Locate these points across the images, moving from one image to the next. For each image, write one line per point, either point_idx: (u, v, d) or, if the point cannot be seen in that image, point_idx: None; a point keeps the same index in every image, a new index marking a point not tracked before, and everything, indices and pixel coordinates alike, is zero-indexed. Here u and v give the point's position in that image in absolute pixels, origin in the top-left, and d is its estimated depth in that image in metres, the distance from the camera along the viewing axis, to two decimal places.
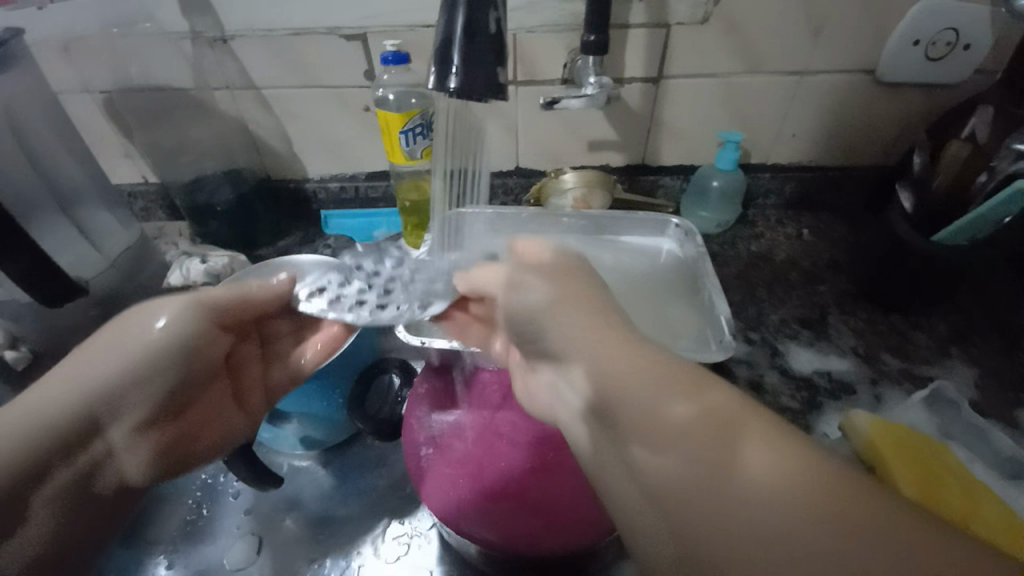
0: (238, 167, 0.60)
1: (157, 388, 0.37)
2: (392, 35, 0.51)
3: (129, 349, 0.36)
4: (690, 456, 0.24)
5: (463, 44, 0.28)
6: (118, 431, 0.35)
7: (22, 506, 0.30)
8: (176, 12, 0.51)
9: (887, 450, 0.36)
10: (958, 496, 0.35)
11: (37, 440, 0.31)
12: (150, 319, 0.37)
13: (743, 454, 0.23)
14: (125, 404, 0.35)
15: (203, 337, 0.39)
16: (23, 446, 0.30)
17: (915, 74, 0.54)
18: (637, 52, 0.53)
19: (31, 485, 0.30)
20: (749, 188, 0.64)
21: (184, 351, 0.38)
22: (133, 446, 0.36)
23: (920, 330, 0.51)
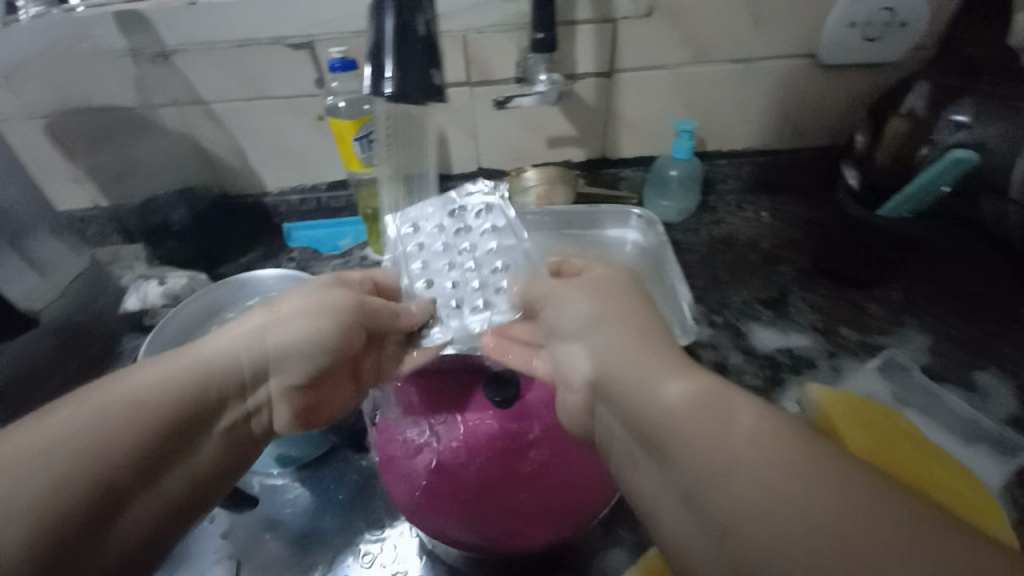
0: (190, 186, 0.58)
1: (299, 364, 0.38)
2: (340, 42, 0.50)
3: (283, 319, 0.38)
4: (701, 422, 0.24)
5: (395, 49, 0.28)
6: (266, 391, 0.37)
7: (175, 454, 0.31)
8: (113, 29, 0.49)
9: (841, 421, 0.37)
10: (914, 461, 0.35)
11: (207, 391, 0.33)
12: (287, 318, 0.38)
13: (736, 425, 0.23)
14: (280, 364, 0.37)
15: (342, 333, 0.39)
16: (199, 387, 0.33)
17: (854, 56, 0.56)
18: (587, 47, 0.54)
19: (182, 434, 0.31)
20: (708, 175, 0.65)
21: (325, 345, 0.39)
22: (277, 409, 0.38)
23: (874, 301, 0.53)
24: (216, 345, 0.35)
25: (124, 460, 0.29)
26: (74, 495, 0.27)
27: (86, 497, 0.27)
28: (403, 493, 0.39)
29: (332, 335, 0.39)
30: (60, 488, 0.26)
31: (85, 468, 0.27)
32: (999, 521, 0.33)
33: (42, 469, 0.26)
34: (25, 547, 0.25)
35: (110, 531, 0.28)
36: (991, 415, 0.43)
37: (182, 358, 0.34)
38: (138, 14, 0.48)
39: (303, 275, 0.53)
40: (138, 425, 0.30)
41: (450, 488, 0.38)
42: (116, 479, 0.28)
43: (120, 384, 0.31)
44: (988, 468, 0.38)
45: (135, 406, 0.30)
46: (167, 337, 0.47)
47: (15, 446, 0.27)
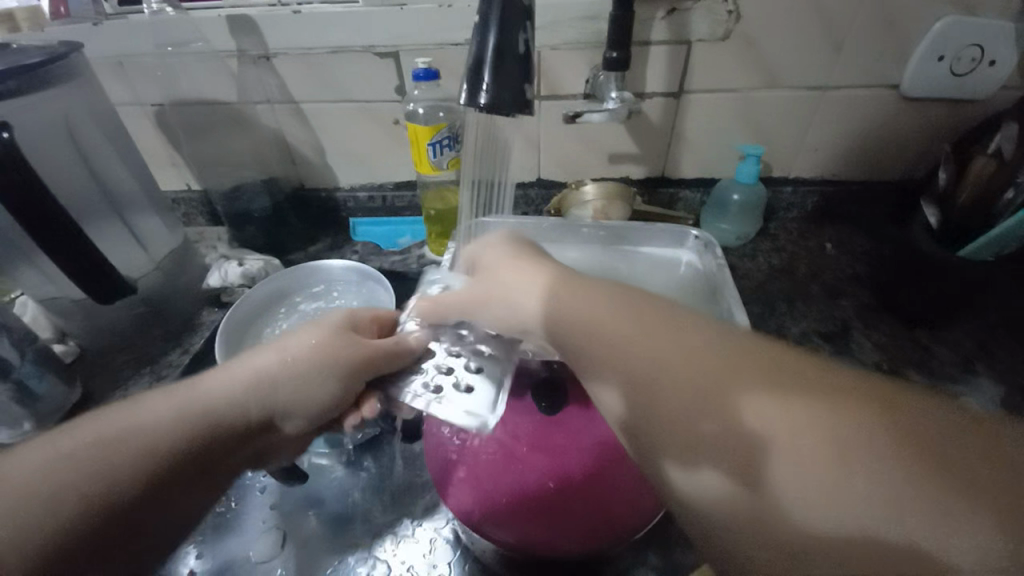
0: (275, 177, 0.64)
1: (309, 403, 0.37)
2: (423, 52, 0.54)
3: (299, 352, 0.38)
4: (723, 467, 0.24)
5: (493, 64, 0.30)
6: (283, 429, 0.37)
7: (191, 482, 0.33)
8: (225, 32, 0.55)
9: None
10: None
11: (222, 424, 0.34)
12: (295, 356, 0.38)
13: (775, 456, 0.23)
14: (288, 411, 0.37)
15: (347, 376, 0.38)
16: (207, 424, 0.34)
17: (940, 89, 0.54)
18: (659, 67, 0.55)
19: (201, 466, 0.34)
20: (770, 202, 0.64)
21: (335, 384, 0.38)
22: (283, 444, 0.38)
23: (946, 346, 0.50)
24: (249, 375, 0.36)
25: (135, 484, 0.31)
26: (109, 500, 0.30)
27: (117, 507, 0.30)
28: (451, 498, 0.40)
29: (332, 378, 0.38)
30: (101, 496, 0.30)
31: (116, 483, 0.30)
32: None
33: (82, 476, 0.30)
34: (71, 539, 0.29)
35: (145, 531, 0.31)
36: None
37: (216, 387, 0.35)
38: (248, 19, 0.54)
39: (369, 271, 0.55)
40: (168, 450, 0.32)
41: (495, 493, 0.39)
42: (141, 494, 0.31)
43: (165, 406, 0.33)
44: None
45: (168, 431, 0.32)
46: (242, 314, 0.51)
47: (72, 452, 0.30)
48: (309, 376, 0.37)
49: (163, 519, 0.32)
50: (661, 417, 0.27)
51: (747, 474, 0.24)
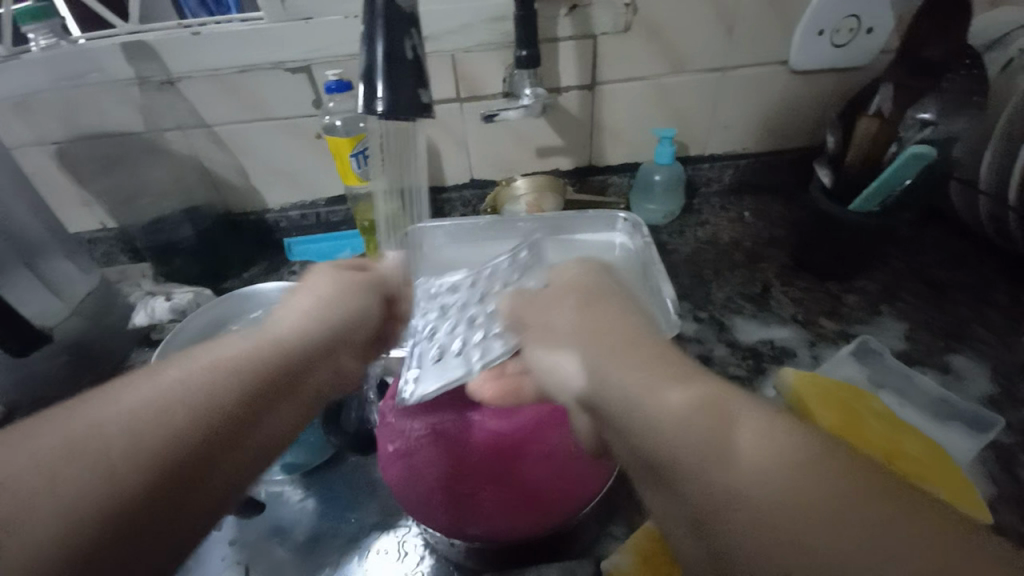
0: (195, 205, 0.61)
1: (355, 341, 0.36)
2: (336, 65, 0.53)
3: (330, 296, 0.36)
4: (684, 443, 0.25)
5: (385, 72, 0.31)
6: (341, 370, 0.34)
7: (253, 432, 0.27)
8: (122, 60, 0.52)
9: (813, 400, 0.39)
10: (879, 434, 0.37)
11: (279, 348, 0.31)
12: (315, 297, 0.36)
13: (732, 439, 0.23)
14: (342, 342, 0.35)
15: (370, 308, 0.38)
16: (245, 381, 0.27)
17: (823, 62, 0.59)
18: (570, 62, 0.57)
19: (268, 400, 0.28)
20: (691, 179, 0.68)
21: (363, 319, 0.37)
22: (345, 381, 0.34)
23: (852, 293, 0.55)
24: (294, 320, 0.33)
25: (146, 482, 0.22)
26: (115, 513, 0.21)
27: (169, 475, 0.23)
28: (398, 483, 0.41)
29: (363, 309, 0.37)
30: (151, 459, 0.23)
31: (168, 445, 0.23)
32: (962, 489, 0.35)
33: (67, 480, 0.21)
34: (106, 533, 0.21)
35: (200, 501, 0.24)
36: (966, 395, 0.45)
37: (271, 329, 0.32)
38: (146, 45, 0.52)
39: None
40: (229, 394, 0.26)
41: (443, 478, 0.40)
42: (158, 489, 0.22)
43: (215, 351, 0.28)
44: (960, 444, 0.40)
45: (207, 370, 0.27)
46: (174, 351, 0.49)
47: (91, 422, 0.23)
48: (344, 314, 0.36)
49: (213, 493, 0.24)
50: (634, 396, 0.28)
51: (711, 451, 0.24)
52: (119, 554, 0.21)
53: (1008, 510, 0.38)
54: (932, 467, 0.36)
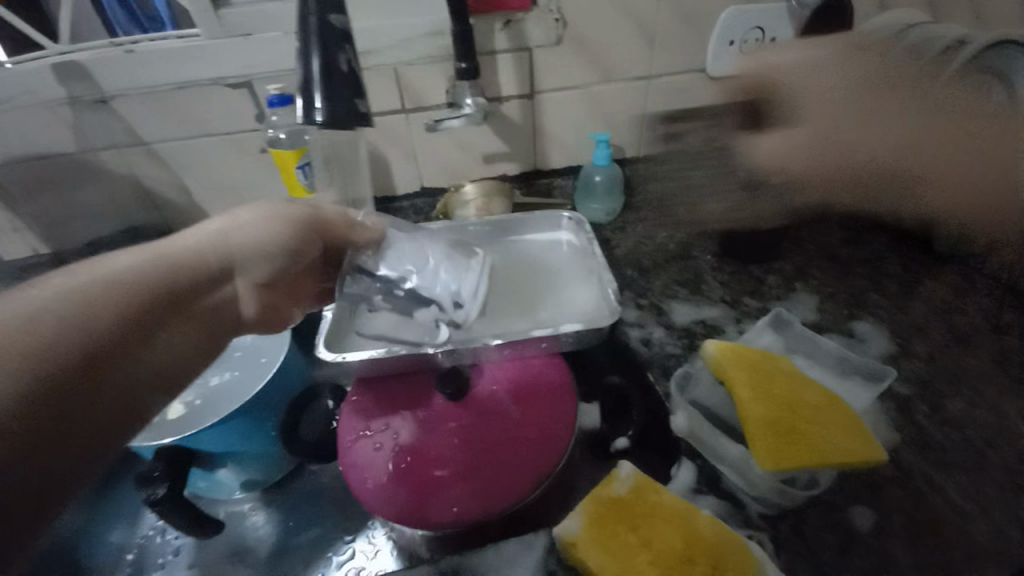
0: (136, 226, 0.60)
1: (261, 264, 0.40)
2: (277, 80, 0.54)
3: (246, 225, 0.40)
4: (882, 138, 0.51)
5: (322, 84, 0.33)
6: (231, 289, 0.38)
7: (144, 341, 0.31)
8: (49, 79, 0.51)
9: (729, 365, 0.42)
10: (784, 388, 0.40)
11: (187, 271, 0.35)
12: (241, 229, 0.40)
13: (894, 133, 0.51)
14: (246, 262, 0.39)
15: (299, 237, 0.43)
16: (164, 283, 0.33)
17: (735, 68, 0.66)
18: (508, 73, 0.61)
19: (165, 312, 0.33)
20: (629, 178, 0.73)
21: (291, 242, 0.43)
22: (244, 301, 0.39)
23: (772, 273, 0.61)
24: (186, 241, 0.37)
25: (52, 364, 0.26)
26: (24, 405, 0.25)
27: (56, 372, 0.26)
28: (356, 480, 0.41)
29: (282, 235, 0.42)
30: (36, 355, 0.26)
31: (47, 349, 0.26)
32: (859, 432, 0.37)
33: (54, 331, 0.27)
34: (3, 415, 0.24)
35: (100, 387, 0.28)
36: (870, 355, 0.51)
37: (155, 249, 0.35)
38: (74, 64, 0.50)
39: None
40: (108, 312, 0.29)
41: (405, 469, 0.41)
42: (65, 366, 0.27)
43: (94, 267, 0.31)
44: (861, 392, 0.44)
45: (146, 261, 0.33)
46: None
47: (84, 280, 0.30)
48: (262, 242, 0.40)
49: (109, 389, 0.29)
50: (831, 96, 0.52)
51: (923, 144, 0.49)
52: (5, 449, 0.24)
53: (904, 450, 0.43)
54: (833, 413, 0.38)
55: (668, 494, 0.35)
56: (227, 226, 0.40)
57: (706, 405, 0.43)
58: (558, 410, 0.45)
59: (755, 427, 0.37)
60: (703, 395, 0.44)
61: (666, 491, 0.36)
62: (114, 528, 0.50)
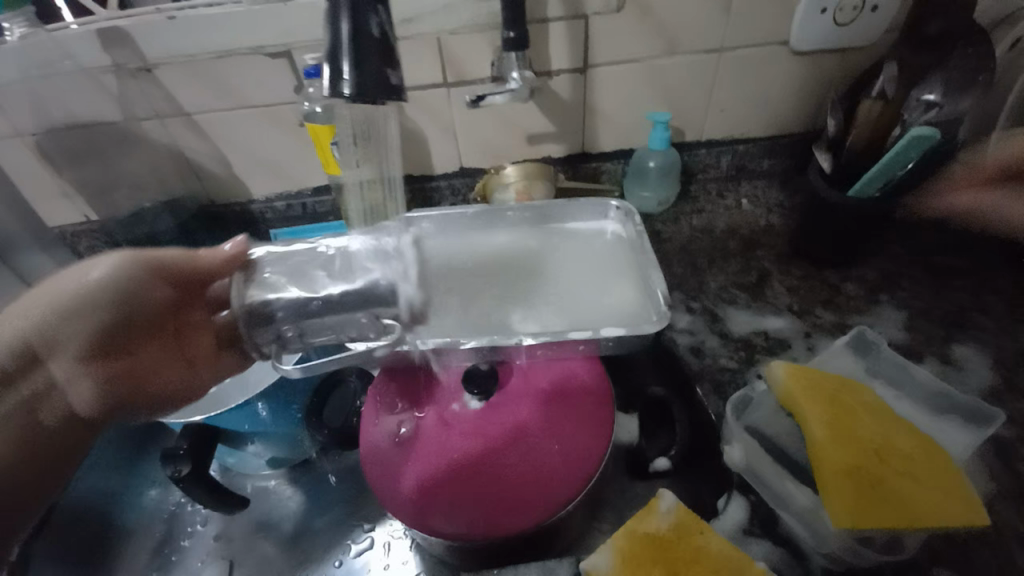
0: (178, 197, 0.60)
1: (80, 333, 0.40)
2: (316, 49, 0.52)
3: (40, 303, 0.40)
4: None
5: (351, 51, 0.29)
6: (55, 369, 0.39)
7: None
8: (96, 46, 0.50)
9: (801, 395, 0.37)
10: (871, 429, 0.36)
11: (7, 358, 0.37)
12: (66, 297, 0.40)
13: None
14: (60, 340, 0.40)
15: (136, 286, 0.43)
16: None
17: (827, 39, 0.57)
18: (560, 44, 0.55)
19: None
20: (687, 164, 0.66)
21: (118, 292, 0.42)
22: (73, 384, 0.40)
23: (852, 282, 0.53)
24: (18, 330, 0.38)
25: None
26: None
27: None
28: (378, 479, 0.40)
29: (107, 288, 0.41)
30: None
31: None
32: (961, 493, 0.33)
33: None
34: None
35: None
36: (966, 387, 0.44)
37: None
38: (119, 31, 0.50)
39: None
40: None
41: (427, 470, 0.39)
42: None
43: None
44: (961, 437, 0.38)
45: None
46: None
47: None
48: (64, 312, 0.40)
49: None
50: None
51: None
52: None
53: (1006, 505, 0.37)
54: (934, 468, 0.34)
55: (715, 538, 0.34)
56: (47, 295, 0.40)
57: (768, 434, 0.38)
58: (595, 419, 0.41)
59: (829, 474, 0.33)
60: (764, 422, 0.39)
61: (712, 533, 0.35)
62: (148, 490, 0.51)
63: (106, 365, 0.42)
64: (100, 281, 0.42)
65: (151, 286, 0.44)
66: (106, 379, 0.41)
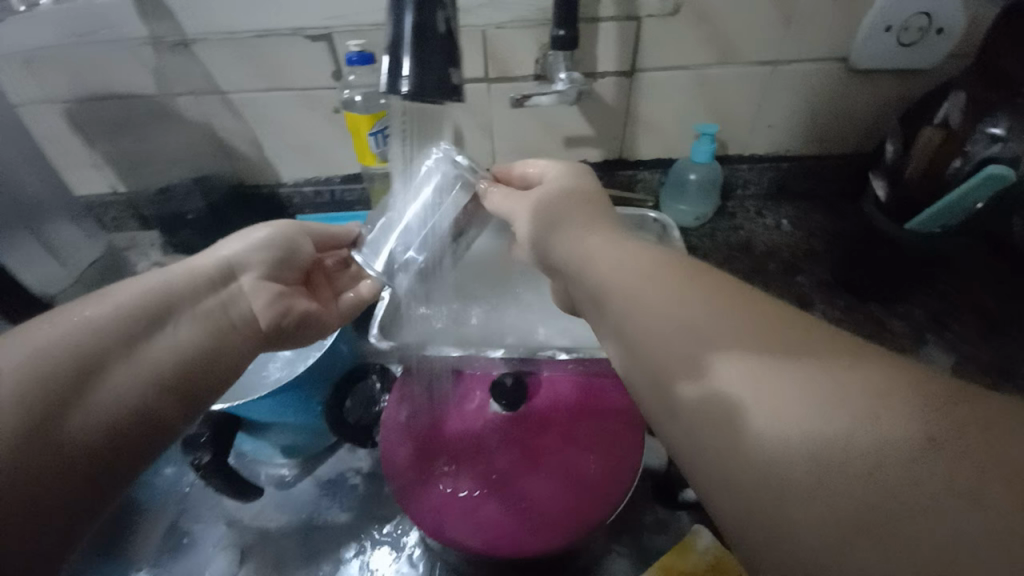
0: (205, 174, 0.59)
1: (258, 265, 0.41)
2: (358, 34, 0.50)
3: (231, 243, 0.41)
4: None
5: (413, 47, 0.28)
6: (240, 287, 0.39)
7: (105, 369, 0.30)
8: (135, 17, 0.49)
9: None
10: None
11: (182, 285, 0.36)
12: (229, 241, 0.41)
13: None
14: (240, 265, 0.40)
15: (287, 243, 0.43)
16: (148, 302, 0.34)
17: (888, 59, 0.54)
18: (609, 47, 0.53)
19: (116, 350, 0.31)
20: (727, 179, 0.64)
21: (275, 249, 0.42)
22: (255, 302, 0.40)
23: (896, 317, 0.52)
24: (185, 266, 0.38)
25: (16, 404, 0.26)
26: (41, 437, 0.26)
27: (36, 406, 0.27)
28: (398, 482, 0.39)
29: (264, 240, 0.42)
30: (44, 387, 0.27)
31: (33, 374, 0.28)
32: None
33: (29, 371, 0.28)
34: (80, 452, 0.27)
35: (64, 428, 0.27)
36: None
37: (83, 309, 0.32)
38: (160, 3, 0.48)
39: None
40: (62, 350, 0.29)
41: (450, 479, 0.39)
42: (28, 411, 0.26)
43: (75, 312, 0.31)
44: None
45: (114, 302, 0.33)
46: None
47: (56, 330, 0.30)
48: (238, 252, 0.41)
49: (97, 403, 0.29)
50: None
51: None
52: (23, 505, 0.25)
53: None
54: None
55: None
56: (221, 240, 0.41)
57: None
58: (623, 445, 0.39)
59: None
60: None
61: None
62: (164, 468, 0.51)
63: (275, 297, 0.41)
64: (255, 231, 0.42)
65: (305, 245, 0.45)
66: (274, 304, 0.41)
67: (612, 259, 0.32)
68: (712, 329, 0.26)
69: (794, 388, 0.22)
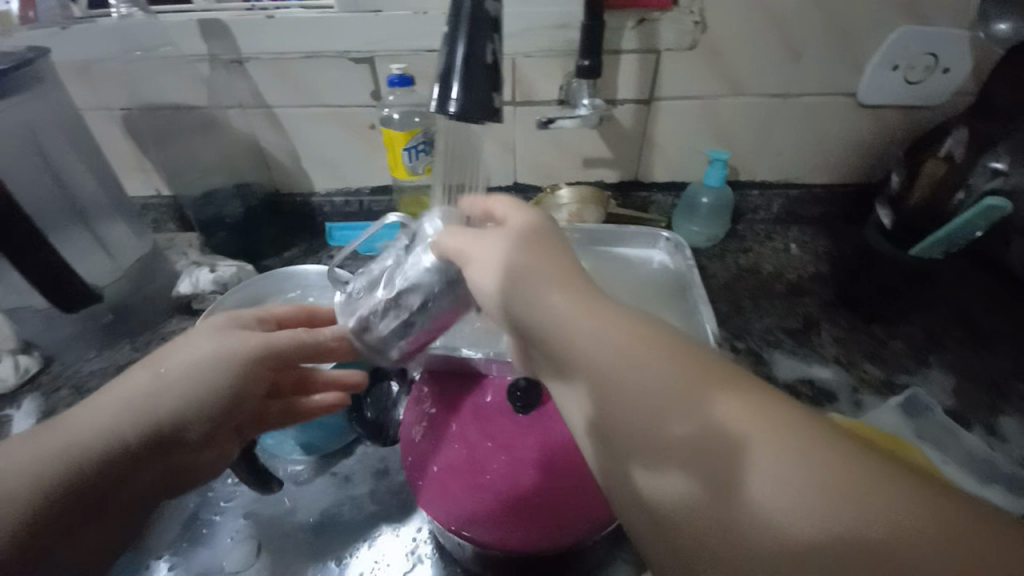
0: (246, 183, 0.63)
1: (200, 415, 0.35)
2: (398, 59, 0.54)
3: (185, 371, 0.35)
4: None
5: (462, 74, 0.32)
6: (184, 441, 0.35)
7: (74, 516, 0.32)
8: (195, 37, 0.54)
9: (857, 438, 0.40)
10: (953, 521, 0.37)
11: (130, 428, 0.33)
12: (178, 364, 0.35)
13: None
14: (177, 423, 0.34)
15: (248, 372, 0.37)
16: (107, 448, 0.32)
17: (894, 96, 0.57)
18: (629, 76, 0.56)
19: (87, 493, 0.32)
20: (738, 204, 0.66)
21: (227, 387, 0.36)
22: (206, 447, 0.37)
23: (899, 340, 0.53)
24: (136, 394, 0.34)
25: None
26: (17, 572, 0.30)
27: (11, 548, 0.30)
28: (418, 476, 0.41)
29: (219, 386, 0.36)
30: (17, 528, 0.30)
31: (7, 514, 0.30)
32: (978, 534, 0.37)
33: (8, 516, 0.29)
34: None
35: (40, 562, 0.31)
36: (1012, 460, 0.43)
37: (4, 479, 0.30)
38: (219, 25, 0.53)
39: None
40: (37, 495, 0.30)
41: (465, 476, 0.40)
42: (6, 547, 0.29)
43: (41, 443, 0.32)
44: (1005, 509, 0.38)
45: (86, 438, 0.32)
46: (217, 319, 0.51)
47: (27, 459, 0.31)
48: (199, 384, 0.35)
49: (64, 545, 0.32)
50: None
51: None
52: None
53: None
54: None
55: None
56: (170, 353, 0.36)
57: None
58: None
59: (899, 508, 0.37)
60: None
61: None
62: None
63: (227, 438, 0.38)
64: (214, 342, 0.36)
65: (257, 378, 0.37)
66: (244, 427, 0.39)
67: (602, 324, 0.28)
68: (699, 375, 0.26)
69: (763, 426, 0.24)
